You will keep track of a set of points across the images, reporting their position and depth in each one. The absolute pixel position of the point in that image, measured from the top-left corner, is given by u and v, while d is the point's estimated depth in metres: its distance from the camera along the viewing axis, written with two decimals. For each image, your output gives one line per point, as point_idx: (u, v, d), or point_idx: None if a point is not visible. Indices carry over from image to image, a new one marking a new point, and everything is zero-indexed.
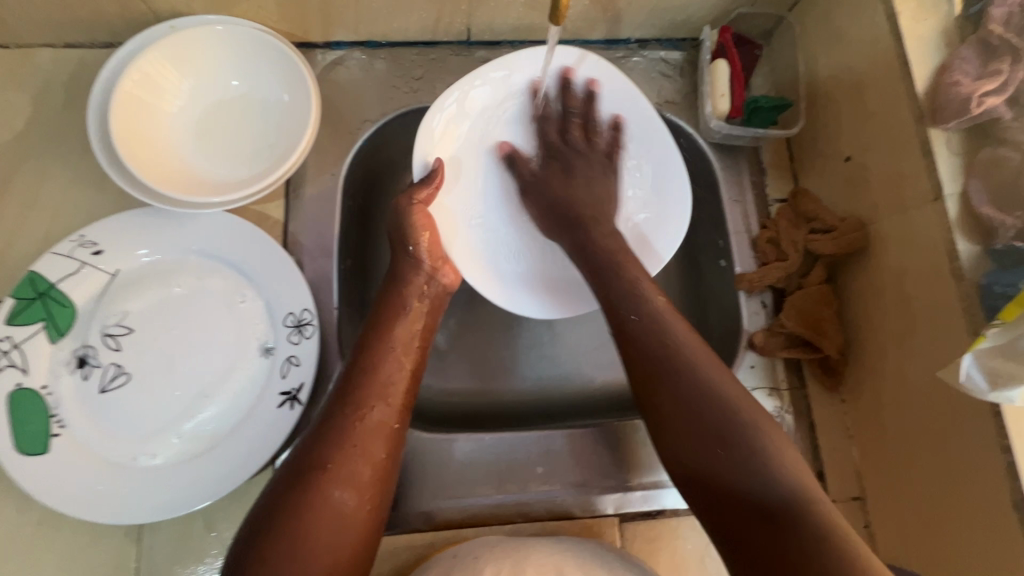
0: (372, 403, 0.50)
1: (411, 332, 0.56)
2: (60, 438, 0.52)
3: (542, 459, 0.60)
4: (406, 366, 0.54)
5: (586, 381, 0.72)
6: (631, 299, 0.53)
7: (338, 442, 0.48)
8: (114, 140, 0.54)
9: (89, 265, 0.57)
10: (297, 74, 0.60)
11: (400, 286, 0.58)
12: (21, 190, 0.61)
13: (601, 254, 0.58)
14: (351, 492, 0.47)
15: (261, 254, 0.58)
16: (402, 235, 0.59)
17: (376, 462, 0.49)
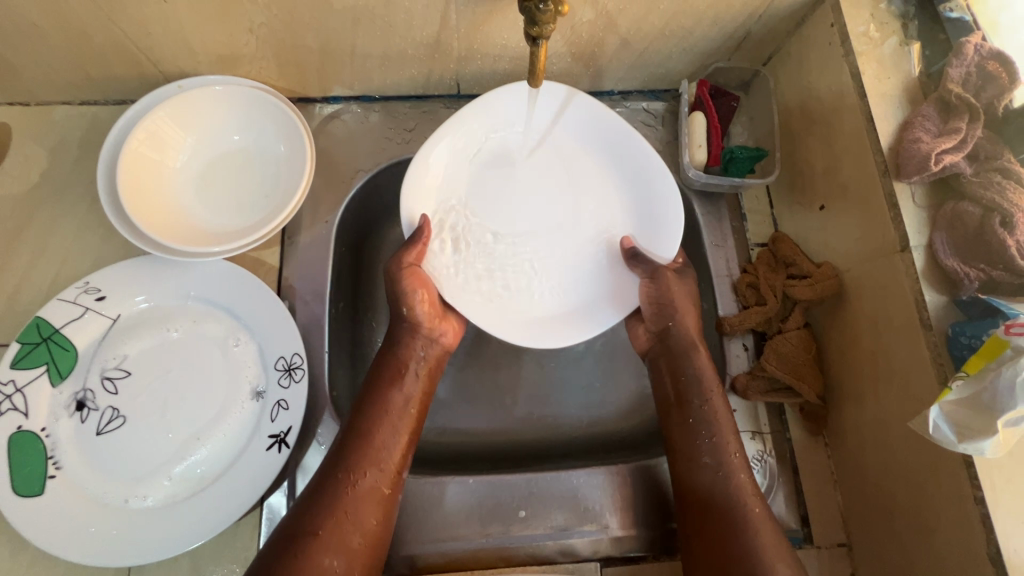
0: (365, 469, 0.53)
1: (409, 399, 0.59)
2: (55, 480, 0.54)
3: (524, 503, 0.60)
4: (401, 433, 0.57)
5: (574, 424, 0.73)
6: (705, 441, 0.56)
7: (331, 510, 0.51)
8: (120, 195, 0.57)
9: (92, 311, 0.60)
10: (294, 131, 0.64)
11: (395, 348, 0.61)
12: (32, 239, 0.65)
13: (694, 374, 0.59)
14: (339, 559, 0.49)
15: (254, 299, 0.61)
16: (398, 304, 0.61)
17: (368, 529, 0.52)
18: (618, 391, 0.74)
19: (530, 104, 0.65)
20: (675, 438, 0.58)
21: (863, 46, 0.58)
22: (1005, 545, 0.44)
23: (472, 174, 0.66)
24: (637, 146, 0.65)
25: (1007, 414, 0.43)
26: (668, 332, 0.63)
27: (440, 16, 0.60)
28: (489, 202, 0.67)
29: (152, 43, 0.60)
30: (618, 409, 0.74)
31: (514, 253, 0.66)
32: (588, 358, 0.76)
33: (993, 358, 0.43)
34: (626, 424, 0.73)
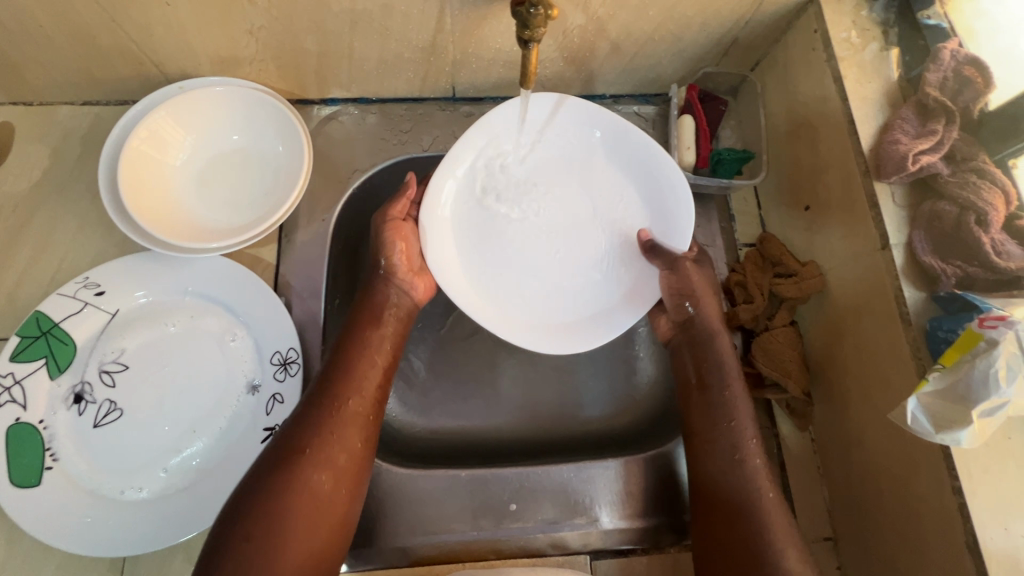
0: (348, 395, 0.55)
1: (384, 333, 0.60)
2: (51, 471, 0.55)
3: (515, 496, 0.61)
4: (379, 365, 0.58)
5: (565, 421, 0.74)
6: (722, 426, 0.58)
7: (316, 431, 0.52)
8: (121, 192, 0.58)
9: (91, 305, 0.61)
10: (292, 130, 0.65)
11: (371, 288, 0.62)
12: (33, 235, 0.66)
13: (716, 361, 0.60)
14: (329, 475, 0.51)
15: (252, 295, 0.62)
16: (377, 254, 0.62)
17: (352, 449, 0.53)
18: (610, 389, 0.75)
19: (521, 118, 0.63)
20: (698, 419, 0.60)
21: (845, 51, 0.60)
22: (981, 533, 0.45)
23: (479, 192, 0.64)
24: (637, 137, 0.64)
25: (980, 404, 0.44)
26: (691, 319, 0.63)
27: (435, 21, 0.61)
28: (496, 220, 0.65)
29: (154, 44, 0.61)
30: (610, 407, 0.74)
31: (539, 270, 0.64)
32: (581, 357, 0.77)
33: (968, 350, 0.44)
34: (617, 421, 0.74)
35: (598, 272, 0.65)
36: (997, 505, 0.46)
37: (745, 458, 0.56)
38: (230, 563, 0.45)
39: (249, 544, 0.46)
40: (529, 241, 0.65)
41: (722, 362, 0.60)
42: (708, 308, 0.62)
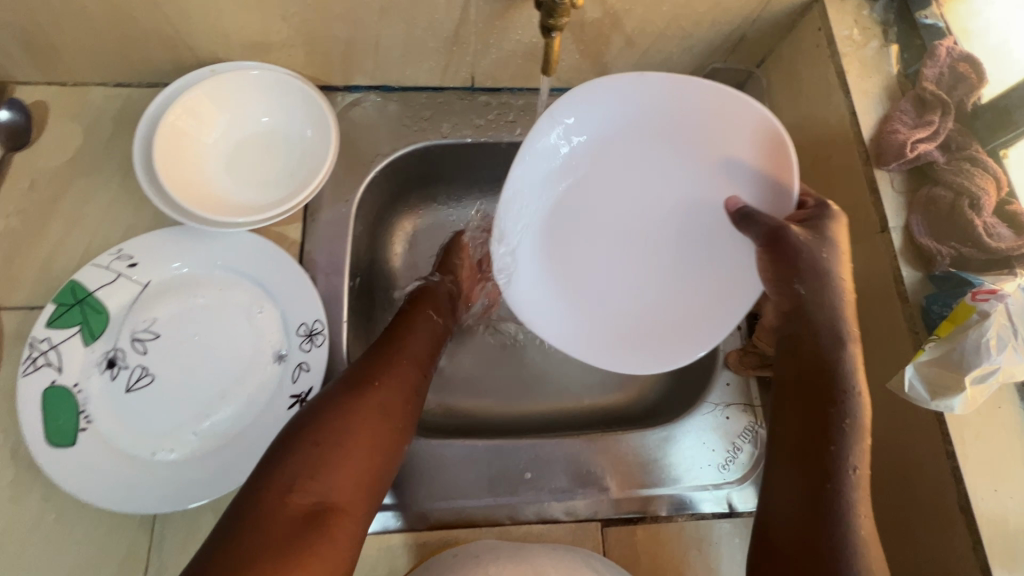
0: (409, 350, 0.61)
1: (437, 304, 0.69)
2: (86, 432, 0.57)
3: (530, 466, 0.64)
4: (430, 340, 0.65)
5: (575, 401, 0.77)
6: (841, 429, 0.49)
7: (383, 365, 0.57)
8: (156, 165, 0.61)
9: (124, 276, 0.63)
10: (321, 114, 0.68)
11: (439, 275, 0.75)
12: (66, 210, 0.68)
13: (835, 358, 0.51)
14: (390, 408, 0.55)
15: (278, 270, 0.65)
16: (447, 257, 0.76)
17: (409, 393, 0.58)
18: (619, 370, 0.78)
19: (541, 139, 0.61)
20: (797, 420, 0.51)
21: (847, 48, 0.63)
22: (973, 494, 0.48)
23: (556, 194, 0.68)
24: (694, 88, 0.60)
25: (972, 371, 0.48)
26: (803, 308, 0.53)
27: (460, 11, 0.64)
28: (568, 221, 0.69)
29: (190, 28, 0.64)
30: (618, 388, 0.77)
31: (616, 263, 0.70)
32: None
33: (962, 322, 0.48)
34: (626, 401, 0.76)
35: (675, 258, 0.69)
36: (987, 468, 0.49)
37: (846, 483, 0.48)
38: (299, 461, 0.48)
39: (319, 446, 0.50)
40: (602, 242, 0.70)
41: (841, 361, 0.51)
42: (833, 292, 0.53)
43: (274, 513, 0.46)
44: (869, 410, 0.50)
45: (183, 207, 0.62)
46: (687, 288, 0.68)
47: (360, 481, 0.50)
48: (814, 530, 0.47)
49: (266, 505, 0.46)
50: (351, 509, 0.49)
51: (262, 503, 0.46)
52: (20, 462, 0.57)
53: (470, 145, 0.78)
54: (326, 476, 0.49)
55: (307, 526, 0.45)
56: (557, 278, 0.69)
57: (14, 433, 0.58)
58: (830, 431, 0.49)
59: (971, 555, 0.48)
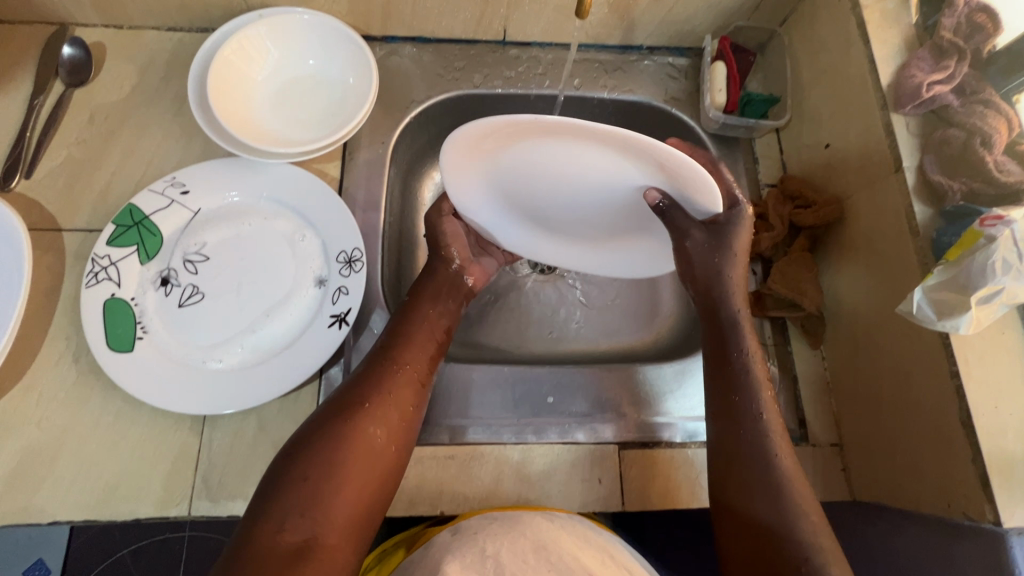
0: (407, 360, 0.58)
1: (442, 308, 0.64)
2: (142, 341, 0.62)
3: (552, 390, 0.68)
4: (432, 345, 0.61)
5: (592, 343, 0.80)
6: (744, 386, 0.58)
7: (378, 388, 0.55)
8: (210, 93, 0.65)
9: (177, 202, 0.67)
10: (363, 59, 0.72)
11: (433, 267, 0.67)
12: (122, 142, 0.72)
13: (730, 326, 0.60)
14: (383, 430, 0.53)
15: (320, 201, 0.69)
16: (439, 247, 0.67)
17: (406, 409, 0.56)
18: (634, 317, 0.81)
19: (457, 167, 0.54)
20: (723, 384, 0.59)
21: (868, 1, 0.66)
22: (974, 410, 0.51)
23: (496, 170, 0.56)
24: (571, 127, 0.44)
25: (979, 291, 0.51)
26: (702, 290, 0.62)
27: None
28: (522, 191, 0.58)
29: None
30: (634, 332, 0.81)
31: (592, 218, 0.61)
32: (609, 285, 0.83)
33: (969, 247, 0.51)
34: (642, 344, 0.80)
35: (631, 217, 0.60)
36: (990, 386, 0.52)
37: (768, 448, 0.55)
38: (288, 499, 0.47)
39: (309, 482, 0.48)
40: (576, 210, 0.60)
41: (737, 330, 0.60)
42: (725, 274, 0.60)
43: (261, 557, 0.44)
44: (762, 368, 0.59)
45: (230, 134, 0.67)
46: (639, 245, 0.66)
47: (354, 513, 0.49)
48: (773, 499, 0.52)
49: (257, 544, 0.45)
50: (344, 546, 0.47)
51: (253, 543, 0.45)
52: (82, 367, 0.62)
53: (499, 96, 0.81)
54: (319, 513, 0.47)
55: (297, 565, 0.44)
56: (544, 232, 0.67)
57: (77, 342, 0.63)
58: (736, 393, 0.58)
59: (970, 465, 0.51)
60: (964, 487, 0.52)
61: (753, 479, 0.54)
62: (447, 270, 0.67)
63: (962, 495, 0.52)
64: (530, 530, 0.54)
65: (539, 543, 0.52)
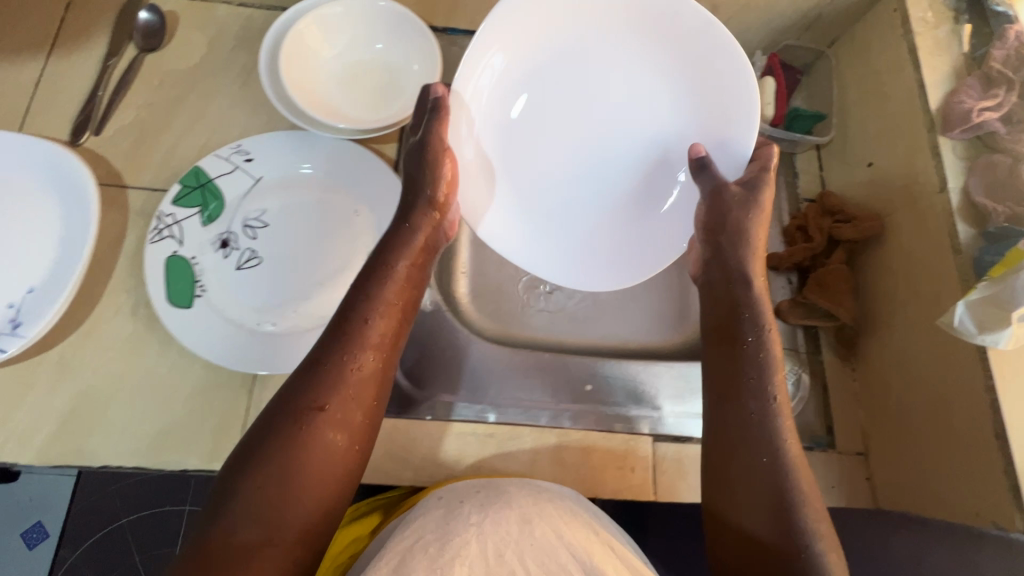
0: (363, 349, 0.53)
1: (408, 277, 0.59)
2: (200, 299, 0.63)
3: (591, 379, 0.71)
4: (393, 328, 0.56)
5: (624, 338, 0.79)
6: (753, 363, 0.56)
7: (336, 382, 0.50)
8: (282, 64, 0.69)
9: (241, 169, 0.70)
10: (429, 48, 0.74)
11: (411, 220, 0.61)
12: (189, 108, 0.75)
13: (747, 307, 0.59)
14: (342, 433, 0.49)
15: (376, 177, 0.71)
16: (439, 158, 0.61)
17: (367, 406, 0.52)
18: (666, 317, 0.81)
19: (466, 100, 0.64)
20: (727, 389, 0.56)
21: (921, 27, 0.69)
22: (1008, 423, 0.53)
23: (514, 98, 0.68)
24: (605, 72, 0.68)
25: (1021, 309, 0.53)
26: (718, 254, 0.62)
27: None
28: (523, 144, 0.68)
29: None
30: (668, 331, 0.80)
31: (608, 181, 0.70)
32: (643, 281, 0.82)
33: (1013, 265, 0.54)
34: (673, 343, 0.80)
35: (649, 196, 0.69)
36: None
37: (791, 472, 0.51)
38: (240, 508, 0.45)
39: (260, 490, 0.45)
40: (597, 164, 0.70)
41: (754, 310, 0.59)
42: (747, 242, 0.61)
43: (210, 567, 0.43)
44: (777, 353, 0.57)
45: (295, 104, 0.70)
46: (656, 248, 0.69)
47: (310, 518, 0.47)
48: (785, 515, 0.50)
49: (203, 556, 0.43)
50: (301, 550, 0.46)
51: (199, 555, 0.43)
52: (139, 320, 0.64)
53: None
54: (271, 522, 0.45)
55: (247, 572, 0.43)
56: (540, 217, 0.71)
57: (136, 296, 0.65)
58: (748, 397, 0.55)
59: (1002, 475, 0.53)
60: (994, 496, 0.54)
61: (747, 505, 0.51)
62: (431, 198, 0.61)
63: (991, 504, 0.54)
64: (516, 502, 0.55)
65: (524, 517, 0.53)
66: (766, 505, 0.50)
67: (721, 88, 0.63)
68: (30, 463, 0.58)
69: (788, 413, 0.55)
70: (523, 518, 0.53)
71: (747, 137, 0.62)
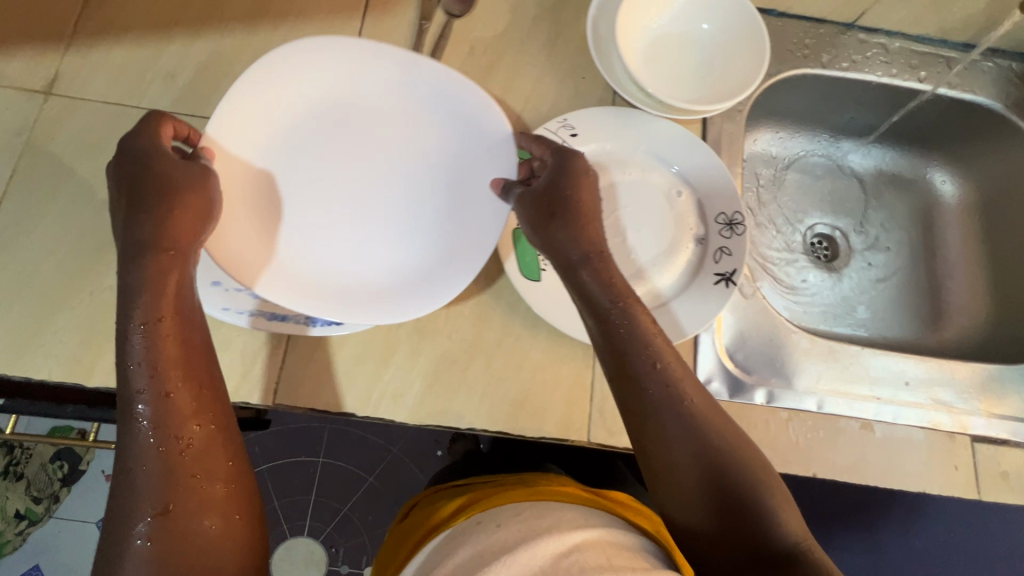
0: (184, 425, 0.48)
1: (167, 323, 0.50)
2: (549, 274, 0.65)
3: (906, 375, 0.72)
4: (195, 388, 0.49)
5: (884, 332, 0.87)
6: (666, 408, 0.52)
7: (159, 474, 0.46)
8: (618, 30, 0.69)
9: (567, 144, 0.69)
10: (755, 34, 0.70)
11: (150, 253, 0.51)
12: (501, 77, 0.74)
13: (648, 376, 0.53)
14: (214, 516, 0.46)
15: (701, 161, 0.70)
16: (175, 197, 0.52)
17: (221, 475, 0.48)
18: (922, 318, 0.88)
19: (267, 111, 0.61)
20: (631, 407, 0.53)
21: None
22: None
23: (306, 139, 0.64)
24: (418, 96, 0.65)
25: None
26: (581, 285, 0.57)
27: None
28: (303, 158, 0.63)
29: None
30: (932, 332, 0.87)
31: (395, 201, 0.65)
32: (899, 281, 0.91)
33: None
34: (937, 344, 0.86)
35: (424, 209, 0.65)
36: None
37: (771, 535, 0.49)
38: None
39: None
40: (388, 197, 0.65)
41: (638, 351, 0.54)
42: (571, 252, 0.58)
43: None
44: (695, 413, 0.53)
45: (616, 72, 0.71)
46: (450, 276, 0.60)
47: None
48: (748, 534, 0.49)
49: None
50: None
51: None
52: (482, 290, 0.66)
53: (842, 79, 0.82)
54: None
55: None
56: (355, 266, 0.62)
57: None
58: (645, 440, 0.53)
59: None
60: None
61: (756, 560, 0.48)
62: (185, 221, 0.53)
63: None
64: (561, 522, 0.49)
65: (568, 541, 0.45)
66: (704, 503, 0.50)
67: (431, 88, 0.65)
68: (404, 420, 0.62)
69: (734, 447, 0.52)
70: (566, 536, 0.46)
71: (497, 122, 0.63)
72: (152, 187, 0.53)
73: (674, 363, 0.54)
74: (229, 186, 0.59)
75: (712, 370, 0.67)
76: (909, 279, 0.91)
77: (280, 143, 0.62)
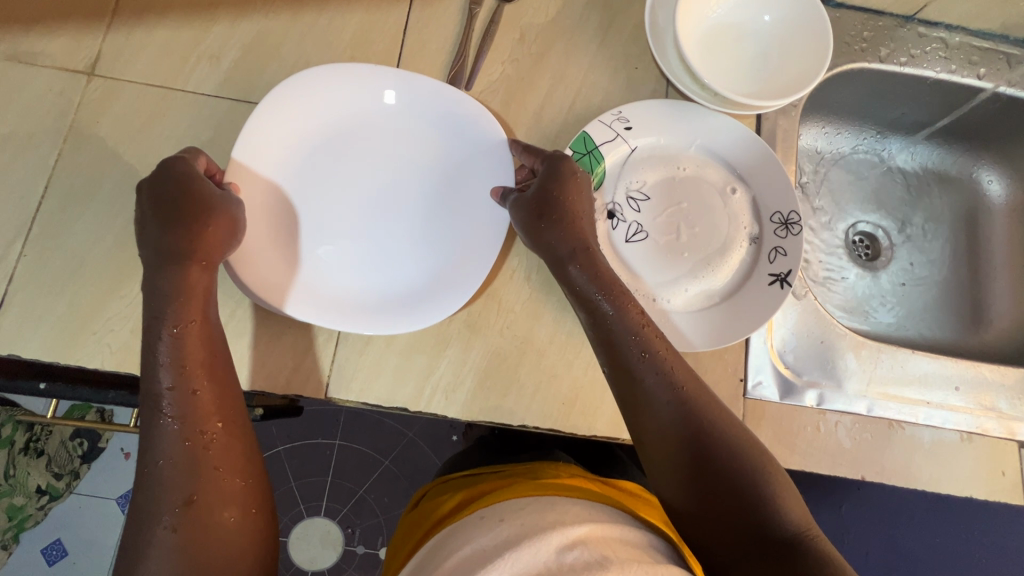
0: (205, 420, 0.47)
1: (187, 323, 0.50)
2: None
3: (956, 380, 0.71)
4: (209, 383, 0.49)
5: (925, 333, 0.85)
6: (670, 398, 0.51)
7: (180, 468, 0.45)
8: (681, 16, 0.67)
9: (621, 136, 0.68)
10: (818, 29, 0.67)
11: (181, 262, 0.51)
12: (552, 66, 0.72)
13: (654, 375, 0.52)
14: (232, 508, 0.46)
15: (758, 158, 0.68)
16: (209, 214, 0.53)
17: (237, 467, 0.48)
18: (963, 319, 0.87)
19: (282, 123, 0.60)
20: (629, 406, 0.53)
21: None
22: None
23: (321, 149, 0.62)
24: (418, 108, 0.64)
25: None
26: (573, 283, 0.57)
27: None
28: (314, 170, 0.62)
29: None
30: (973, 335, 0.85)
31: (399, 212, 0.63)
32: (942, 282, 0.89)
33: None
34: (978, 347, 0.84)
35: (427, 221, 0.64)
36: None
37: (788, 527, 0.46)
38: None
39: None
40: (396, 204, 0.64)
41: (636, 350, 0.53)
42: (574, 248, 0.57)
43: None
44: (701, 407, 0.51)
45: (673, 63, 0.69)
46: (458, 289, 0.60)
47: None
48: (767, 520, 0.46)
49: None
50: None
51: None
52: (534, 285, 0.65)
53: (899, 74, 0.80)
54: None
55: None
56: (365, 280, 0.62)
57: (528, 262, 0.66)
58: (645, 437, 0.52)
59: None
60: None
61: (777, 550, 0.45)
62: (216, 237, 0.53)
63: None
64: (567, 514, 0.47)
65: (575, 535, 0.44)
66: (707, 494, 0.48)
67: (427, 100, 0.63)
68: (456, 415, 0.62)
69: (744, 440, 0.51)
70: (575, 530, 0.44)
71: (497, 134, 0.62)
72: (182, 201, 0.52)
73: (672, 358, 0.54)
74: (255, 205, 0.60)
75: (765, 371, 0.66)
76: (952, 279, 0.89)
77: (289, 158, 0.62)
